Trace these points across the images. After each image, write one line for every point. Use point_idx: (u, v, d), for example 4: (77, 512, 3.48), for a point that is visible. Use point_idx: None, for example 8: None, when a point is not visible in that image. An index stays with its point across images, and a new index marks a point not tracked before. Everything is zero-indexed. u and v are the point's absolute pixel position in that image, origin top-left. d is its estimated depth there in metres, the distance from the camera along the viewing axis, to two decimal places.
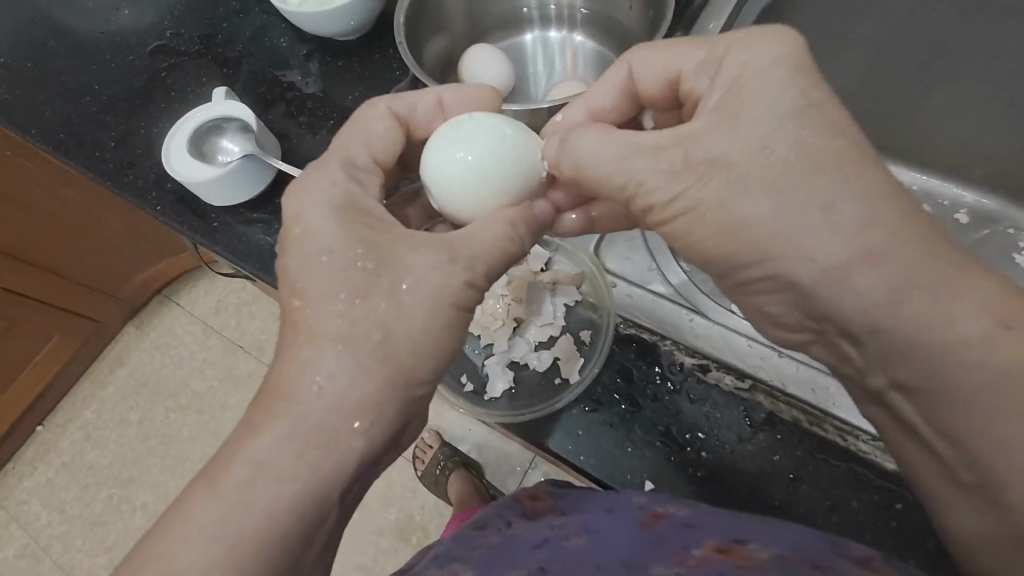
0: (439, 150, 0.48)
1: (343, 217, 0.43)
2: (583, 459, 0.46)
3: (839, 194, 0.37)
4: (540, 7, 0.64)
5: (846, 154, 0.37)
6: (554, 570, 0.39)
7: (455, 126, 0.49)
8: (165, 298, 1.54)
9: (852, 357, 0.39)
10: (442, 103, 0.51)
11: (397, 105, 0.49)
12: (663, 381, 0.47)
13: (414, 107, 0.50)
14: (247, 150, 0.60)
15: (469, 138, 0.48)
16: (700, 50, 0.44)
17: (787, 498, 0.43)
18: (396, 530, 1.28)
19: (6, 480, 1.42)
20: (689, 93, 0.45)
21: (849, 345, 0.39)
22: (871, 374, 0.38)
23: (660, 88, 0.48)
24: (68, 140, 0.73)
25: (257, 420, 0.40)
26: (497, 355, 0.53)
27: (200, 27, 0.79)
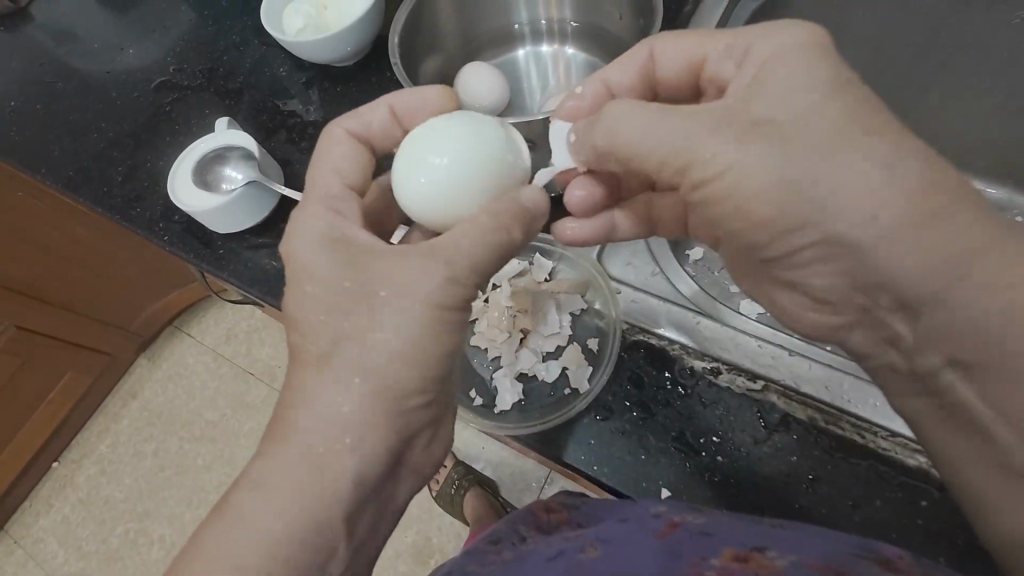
0: (419, 156, 0.47)
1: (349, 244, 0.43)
2: (597, 468, 0.45)
3: (886, 158, 0.36)
4: (532, 23, 0.65)
5: (862, 142, 0.37)
6: None
7: (429, 136, 0.48)
8: (176, 329, 1.56)
9: (900, 331, 0.38)
10: (395, 110, 0.51)
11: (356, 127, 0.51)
12: (674, 386, 0.46)
13: (370, 125, 0.51)
14: (250, 177, 0.61)
15: (447, 144, 0.47)
16: (720, 40, 0.46)
17: (807, 500, 0.42)
18: (413, 553, 1.27)
19: (24, 518, 1.42)
20: (712, 77, 0.47)
21: (896, 318, 0.38)
22: (920, 349, 0.37)
23: (681, 73, 0.50)
24: (76, 177, 0.75)
25: (281, 457, 0.40)
26: (505, 367, 0.52)
27: (201, 61, 0.81)
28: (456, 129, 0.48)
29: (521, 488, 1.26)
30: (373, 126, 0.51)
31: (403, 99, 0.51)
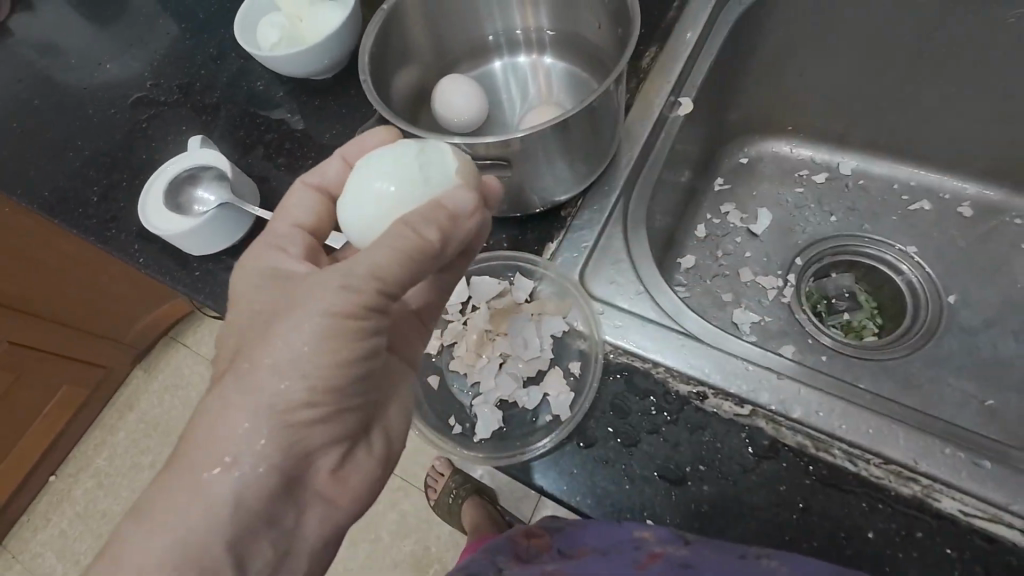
0: (357, 189, 0.46)
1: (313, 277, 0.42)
2: (580, 498, 0.44)
3: None
4: (507, 34, 0.63)
5: None
6: None
7: (367, 165, 0.47)
8: (168, 341, 1.54)
9: None
10: (348, 160, 0.51)
11: (313, 180, 0.51)
12: (659, 411, 0.45)
13: (325, 176, 0.51)
14: (223, 198, 0.60)
15: (384, 170, 0.45)
16: None
17: (797, 531, 0.40)
18: (412, 563, 1.25)
19: (21, 534, 1.41)
20: None
21: None
22: None
23: None
24: (52, 197, 0.73)
25: (246, 496, 0.38)
26: (484, 394, 0.50)
27: (178, 76, 0.80)
28: (393, 154, 0.46)
29: (518, 496, 1.24)
30: (330, 177, 0.51)
31: (353, 150, 0.50)
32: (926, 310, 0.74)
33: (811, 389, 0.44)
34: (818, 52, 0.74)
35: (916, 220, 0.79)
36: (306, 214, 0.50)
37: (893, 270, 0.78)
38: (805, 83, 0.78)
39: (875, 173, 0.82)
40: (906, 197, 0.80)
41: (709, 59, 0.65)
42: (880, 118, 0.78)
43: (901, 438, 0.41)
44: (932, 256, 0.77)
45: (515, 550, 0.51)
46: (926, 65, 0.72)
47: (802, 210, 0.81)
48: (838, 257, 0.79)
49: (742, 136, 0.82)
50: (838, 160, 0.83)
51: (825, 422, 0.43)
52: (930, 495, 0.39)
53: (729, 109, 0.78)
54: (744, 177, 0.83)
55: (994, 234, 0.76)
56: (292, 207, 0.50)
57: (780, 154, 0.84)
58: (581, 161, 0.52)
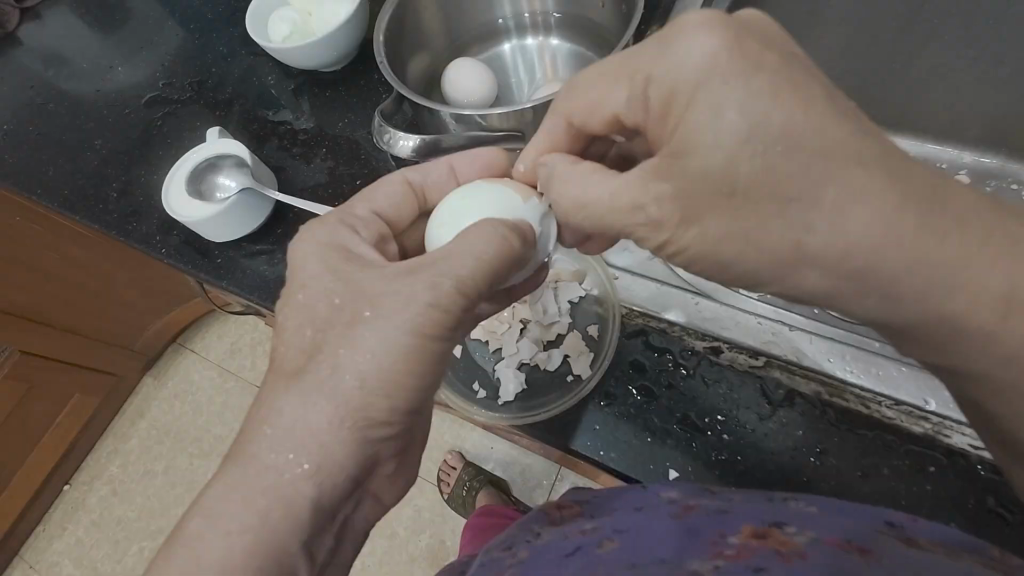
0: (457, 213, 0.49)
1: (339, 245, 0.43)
2: (604, 453, 0.46)
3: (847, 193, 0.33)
4: (515, 17, 0.65)
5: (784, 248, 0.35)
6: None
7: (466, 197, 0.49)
8: (178, 346, 1.56)
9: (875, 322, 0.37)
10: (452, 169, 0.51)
11: (413, 174, 0.51)
12: (676, 367, 0.47)
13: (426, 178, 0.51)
14: (244, 184, 0.62)
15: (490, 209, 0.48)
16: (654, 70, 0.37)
17: (813, 473, 0.42)
18: (428, 556, 1.26)
19: (38, 543, 1.42)
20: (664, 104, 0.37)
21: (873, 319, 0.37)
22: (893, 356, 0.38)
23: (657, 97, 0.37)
24: (72, 196, 0.75)
25: (281, 458, 0.39)
26: (507, 358, 0.52)
27: (190, 74, 0.82)
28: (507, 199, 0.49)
29: (532, 485, 1.25)
30: (431, 178, 0.51)
31: (464, 162, 0.52)
32: None
33: (820, 339, 0.46)
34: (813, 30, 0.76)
35: None
36: (393, 201, 0.50)
37: None
38: None
39: None
40: None
41: None
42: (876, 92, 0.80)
43: (908, 380, 0.44)
44: None
45: (550, 521, 0.48)
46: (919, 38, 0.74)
47: None
48: None
49: None
50: None
51: (835, 367, 0.45)
52: (941, 432, 0.41)
53: None
54: None
55: None
56: (381, 191, 0.50)
57: None
58: None
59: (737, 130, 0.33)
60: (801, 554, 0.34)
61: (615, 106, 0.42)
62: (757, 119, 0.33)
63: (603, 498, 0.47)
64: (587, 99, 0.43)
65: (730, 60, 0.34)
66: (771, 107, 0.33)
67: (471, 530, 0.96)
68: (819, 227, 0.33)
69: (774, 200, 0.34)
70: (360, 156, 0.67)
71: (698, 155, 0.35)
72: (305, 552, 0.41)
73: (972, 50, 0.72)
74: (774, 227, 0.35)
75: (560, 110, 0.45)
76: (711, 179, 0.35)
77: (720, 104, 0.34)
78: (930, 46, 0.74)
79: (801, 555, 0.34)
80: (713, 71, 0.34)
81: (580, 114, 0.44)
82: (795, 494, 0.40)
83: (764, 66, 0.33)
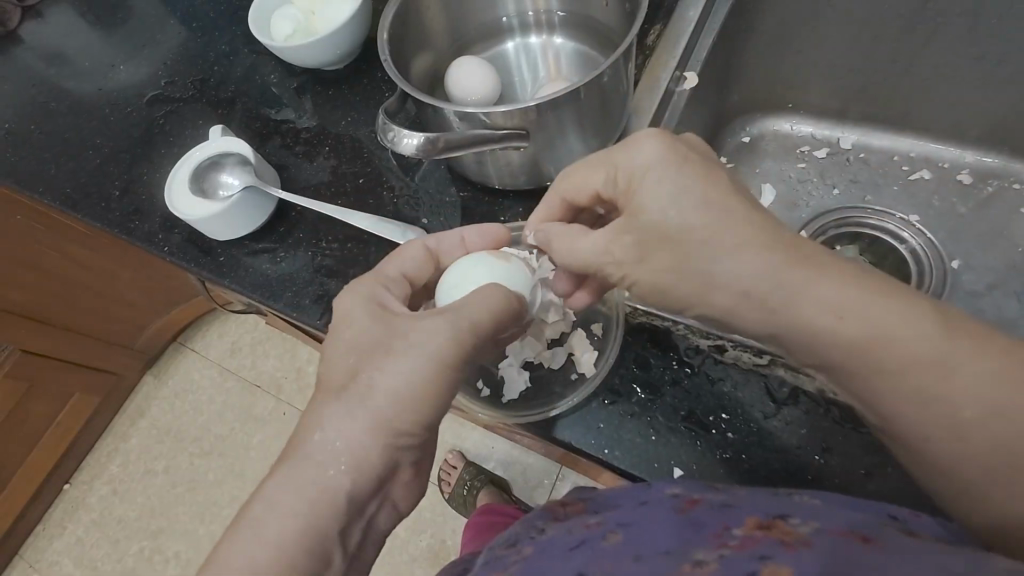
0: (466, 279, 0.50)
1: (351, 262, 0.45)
2: (608, 451, 0.46)
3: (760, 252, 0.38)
4: (519, 16, 0.65)
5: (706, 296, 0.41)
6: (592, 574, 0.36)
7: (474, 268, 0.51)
8: (179, 346, 1.56)
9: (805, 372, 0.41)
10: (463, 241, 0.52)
11: (433, 242, 0.52)
12: (681, 365, 0.47)
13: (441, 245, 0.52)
14: (247, 182, 0.62)
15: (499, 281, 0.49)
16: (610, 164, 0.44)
17: (818, 471, 0.43)
18: (429, 556, 1.26)
19: (38, 543, 1.42)
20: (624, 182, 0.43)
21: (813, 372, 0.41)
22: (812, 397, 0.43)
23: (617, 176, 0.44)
24: (74, 194, 0.75)
25: None
26: (511, 355, 0.52)
27: (192, 73, 0.82)
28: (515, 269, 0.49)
29: (533, 484, 1.25)
30: (446, 246, 0.52)
31: (475, 233, 0.53)
32: (932, 275, 0.76)
33: None
34: (815, 29, 0.76)
35: (917, 189, 0.81)
36: (416, 267, 0.51)
37: (897, 238, 0.79)
38: (804, 60, 0.79)
39: (876, 146, 0.84)
40: (906, 167, 0.82)
41: (711, 36, 0.67)
42: (878, 91, 0.80)
43: None
44: (933, 223, 0.79)
45: (553, 517, 0.47)
46: (921, 37, 0.74)
47: (804, 184, 0.84)
48: (842, 229, 0.81)
49: (743, 115, 0.84)
50: (839, 135, 0.85)
51: None
52: None
53: (731, 89, 0.80)
54: (747, 154, 0.85)
55: (993, 201, 0.78)
56: (403, 254, 0.51)
57: (781, 133, 0.86)
58: (593, 135, 0.55)
59: (669, 200, 0.40)
60: (806, 542, 0.33)
61: (595, 185, 0.46)
62: (683, 195, 0.40)
63: (610, 497, 0.46)
64: (578, 178, 0.47)
65: (671, 155, 0.41)
66: (697, 186, 0.40)
67: (473, 529, 0.96)
68: (730, 275, 0.39)
69: (694, 252, 0.40)
70: (363, 155, 0.67)
71: (638, 218, 0.42)
72: (312, 548, 0.41)
73: (975, 49, 0.72)
74: (695, 271, 0.40)
75: (554, 191, 0.49)
76: (650, 234, 0.41)
77: (656, 183, 0.41)
78: (932, 45, 0.74)
79: (807, 542, 0.33)
80: (658, 160, 0.41)
81: (571, 194, 0.48)
82: (803, 493, 0.39)
83: (696, 163, 0.41)
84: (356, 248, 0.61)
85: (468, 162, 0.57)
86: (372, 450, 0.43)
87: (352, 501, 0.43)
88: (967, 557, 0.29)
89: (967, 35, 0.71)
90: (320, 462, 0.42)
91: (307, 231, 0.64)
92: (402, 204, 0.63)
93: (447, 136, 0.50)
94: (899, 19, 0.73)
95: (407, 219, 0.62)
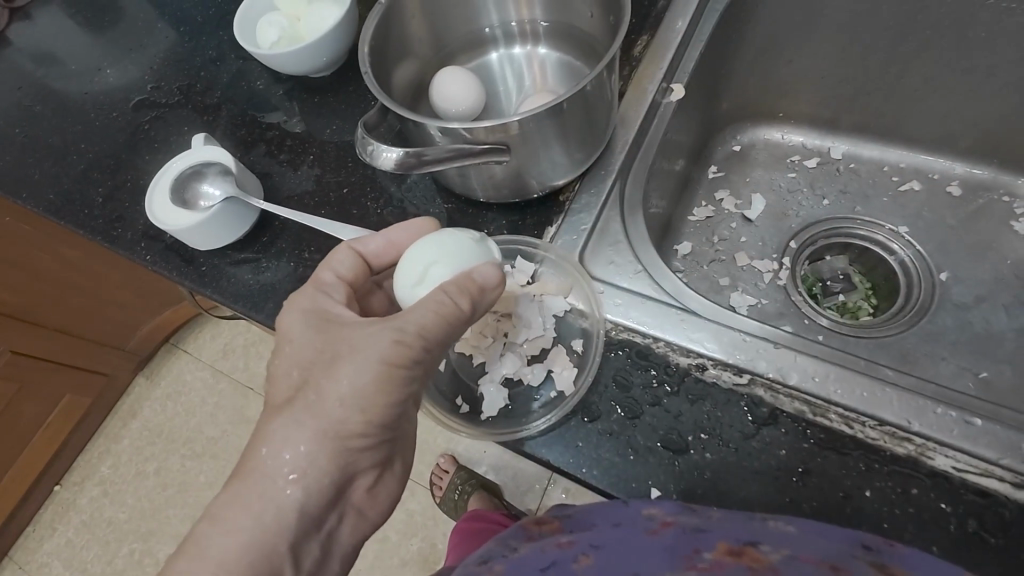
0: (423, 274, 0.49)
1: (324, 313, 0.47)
2: (586, 470, 0.45)
3: None
4: (503, 25, 0.64)
5: None
6: None
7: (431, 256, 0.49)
8: (170, 348, 1.55)
9: None
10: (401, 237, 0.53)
11: (369, 247, 0.53)
12: (661, 384, 0.47)
13: (377, 252, 0.53)
14: (228, 192, 0.61)
15: (434, 253, 0.49)
16: None
17: (798, 494, 0.42)
18: (419, 560, 1.25)
19: (28, 544, 1.41)
20: None
21: None
22: None
23: None
24: (58, 200, 0.74)
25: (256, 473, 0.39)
26: (490, 372, 0.51)
27: (179, 78, 0.81)
28: (448, 236, 0.50)
29: (524, 489, 1.25)
30: (371, 247, 0.53)
31: (401, 232, 0.53)
32: (920, 287, 0.75)
33: (806, 356, 0.46)
34: (805, 41, 0.76)
35: (907, 201, 0.81)
36: (351, 270, 0.52)
37: (886, 249, 0.79)
38: (795, 70, 0.79)
39: (866, 156, 0.84)
40: (896, 178, 0.82)
41: (699, 46, 0.66)
42: (868, 102, 0.80)
43: (896, 399, 0.43)
44: (923, 233, 0.79)
45: (528, 535, 0.48)
46: (910, 49, 0.73)
47: (794, 194, 0.83)
48: (832, 239, 0.80)
49: (733, 124, 0.83)
50: (829, 145, 0.85)
51: (822, 388, 0.44)
52: (924, 453, 0.42)
53: (722, 98, 0.79)
54: (737, 163, 0.85)
55: (983, 211, 0.78)
56: (333, 261, 0.52)
57: (771, 142, 0.86)
58: (577, 147, 0.55)
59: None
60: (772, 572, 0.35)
61: None
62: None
63: (587, 512, 0.46)
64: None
65: None
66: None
67: (461, 534, 0.96)
68: None
69: None
70: (348, 165, 0.67)
71: None
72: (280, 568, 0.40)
73: (964, 61, 0.72)
74: None
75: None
76: None
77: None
78: (921, 56, 0.73)
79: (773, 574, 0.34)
80: None
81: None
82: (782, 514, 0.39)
83: None
84: None
85: (451, 172, 0.56)
86: (325, 450, 0.43)
87: None
88: None
89: (956, 47, 0.71)
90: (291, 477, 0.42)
91: (290, 240, 0.63)
92: (387, 215, 0.63)
93: (427, 150, 0.49)
94: (889, 30, 0.73)
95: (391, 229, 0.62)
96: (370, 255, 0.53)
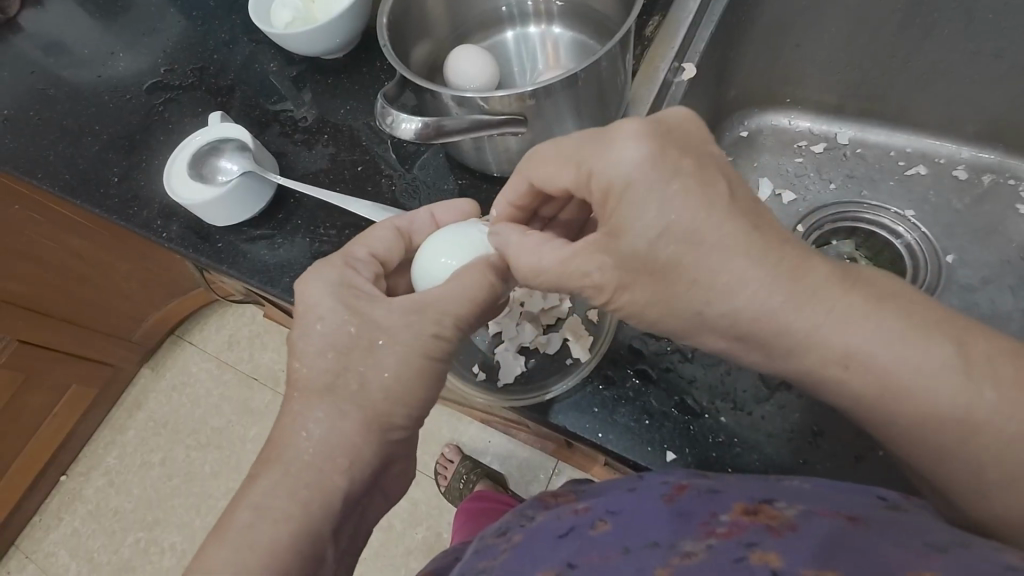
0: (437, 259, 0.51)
1: (341, 290, 0.47)
2: (601, 435, 0.46)
3: None
4: (518, 5, 0.65)
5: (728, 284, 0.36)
6: (582, 565, 0.36)
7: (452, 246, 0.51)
8: (177, 338, 1.56)
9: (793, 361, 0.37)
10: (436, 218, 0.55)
11: (403, 223, 0.54)
12: (674, 351, 0.49)
13: (414, 223, 0.54)
14: (246, 167, 0.62)
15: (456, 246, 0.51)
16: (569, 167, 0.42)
17: (812, 455, 0.45)
18: (424, 549, 1.26)
19: (34, 534, 1.42)
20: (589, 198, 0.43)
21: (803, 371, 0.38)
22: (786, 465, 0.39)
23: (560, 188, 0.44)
24: (72, 180, 0.75)
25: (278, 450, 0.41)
26: (507, 341, 0.53)
27: (192, 61, 0.82)
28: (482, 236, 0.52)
29: (529, 478, 1.25)
30: (417, 223, 0.54)
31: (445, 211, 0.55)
32: (926, 270, 0.76)
33: None
34: (814, 22, 0.76)
35: (913, 185, 0.82)
36: (385, 246, 0.52)
37: (892, 233, 0.79)
38: (802, 54, 0.80)
39: (873, 140, 0.84)
40: (903, 163, 0.83)
41: (710, 26, 0.67)
42: (876, 86, 0.80)
43: None
44: (928, 218, 0.80)
45: (545, 506, 0.48)
46: (918, 33, 0.74)
47: (802, 179, 0.84)
48: (838, 224, 0.80)
49: (742, 109, 0.84)
50: (836, 130, 0.85)
51: None
52: None
53: (730, 84, 0.80)
54: (744, 148, 0.86)
55: (988, 196, 0.79)
56: (373, 237, 0.52)
57: (779, 127, 0.86)
58: (589, 122, 0.56)
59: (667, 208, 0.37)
60: (792, 526, 0.33)
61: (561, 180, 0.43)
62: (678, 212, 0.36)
63: (602, 486, 0.46)
64: (546, 169, 0.44)
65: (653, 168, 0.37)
66: (680, 198, 0.36)
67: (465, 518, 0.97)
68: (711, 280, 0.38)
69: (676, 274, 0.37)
70: (362, 144, 0.67)
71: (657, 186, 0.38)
72: (304, 550, 0.40)
73: (973, 44, 0.72)
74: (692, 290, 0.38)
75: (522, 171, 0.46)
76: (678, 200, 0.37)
77: (650, 188, 0.38)
78: (930, 40, 0.74)
79: (793, 527, 0.33)
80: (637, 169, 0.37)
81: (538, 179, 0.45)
82: (805, 479, 0.39)
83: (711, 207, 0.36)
84: (353, 235, 0.62)
85: (465, 147, 0.57)
86: (343, 423, 0.44)
87: (344, 496, 0.43)
88: (949, 535, 0.30)
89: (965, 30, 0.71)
90: (311, 456, 0.42)
91: (305, 217, 0.64)
92: (400, 192, 0.64)
93: (444, 120, 0.50)
94: (897, 14, 0.73)
95: (403, 206, 0.63)
96: (410, 230, 0.54)
